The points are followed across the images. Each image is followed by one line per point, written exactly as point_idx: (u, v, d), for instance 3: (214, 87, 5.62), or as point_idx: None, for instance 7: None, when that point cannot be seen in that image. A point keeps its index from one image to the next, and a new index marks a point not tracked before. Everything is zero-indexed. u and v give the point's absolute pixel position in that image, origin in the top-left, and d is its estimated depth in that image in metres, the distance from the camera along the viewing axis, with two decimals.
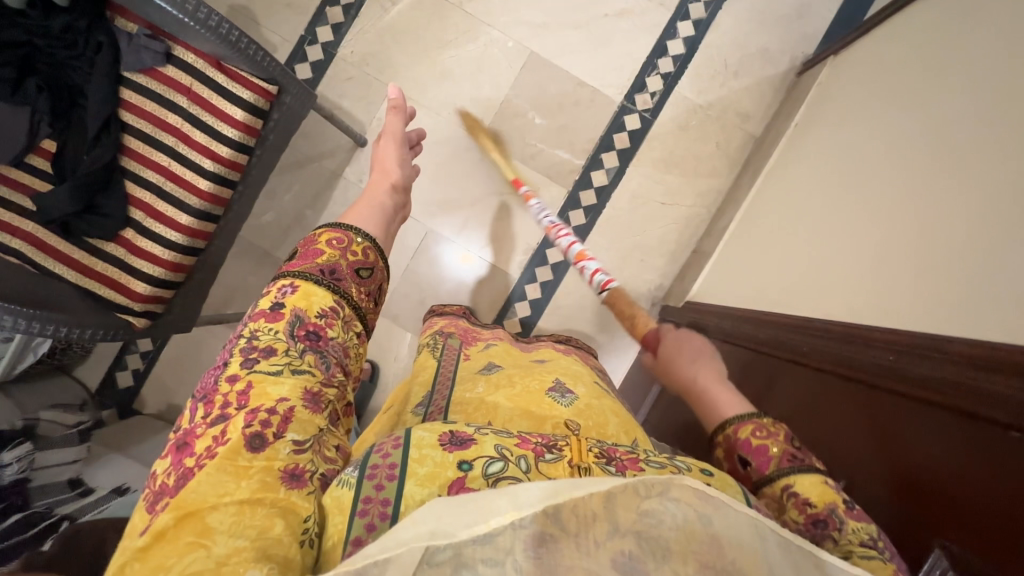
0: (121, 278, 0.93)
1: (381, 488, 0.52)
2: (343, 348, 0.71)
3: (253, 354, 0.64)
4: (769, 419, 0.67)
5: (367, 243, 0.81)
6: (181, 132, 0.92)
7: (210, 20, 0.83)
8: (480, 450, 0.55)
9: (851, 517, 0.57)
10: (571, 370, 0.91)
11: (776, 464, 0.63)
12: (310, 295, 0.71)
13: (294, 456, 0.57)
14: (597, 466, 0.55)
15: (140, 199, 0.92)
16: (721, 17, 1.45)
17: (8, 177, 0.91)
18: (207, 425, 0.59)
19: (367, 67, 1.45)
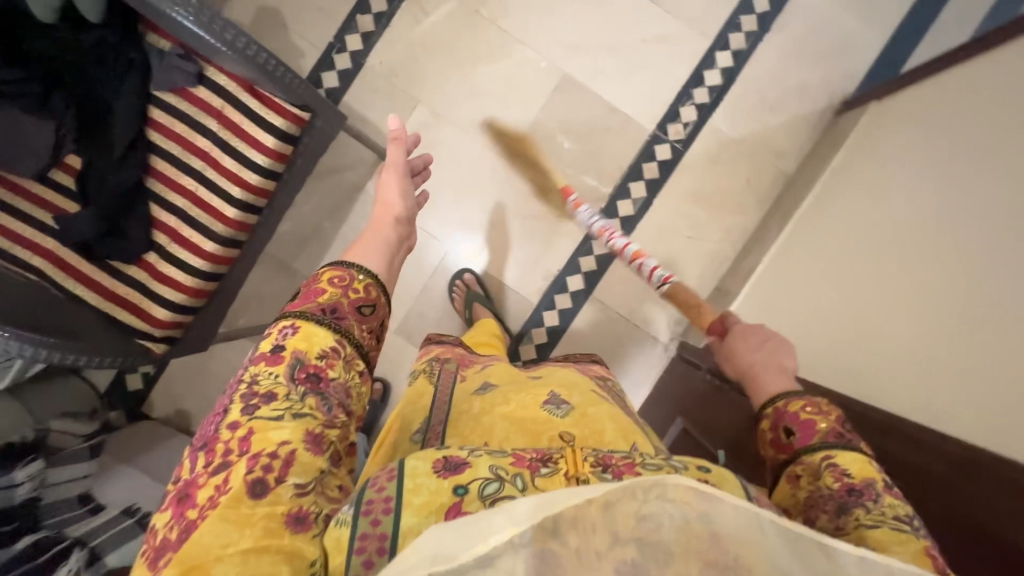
0: (143, 303, 0.90)
1: (377, 524, 0.50)
2: (345, 388, 0.68)
3: (254, 401, 0.61)
4: (822, 399, 0.69)
5: (369, 279, 0.79)
6: (210, 156, 0.88)
7: (243, 46, 0.80)
8: (475, 473, 0.53)
9: (889, 492, 0.58)
10: (567, 378, 0.85)
11: (820, 438, 0.65)
12: (311, 335, 0.68)
13: (297, 499, 0.56)
14: (594, 476, 0.53)
15: (164, 222, 0.89)
16: (761, 49, 1.41)
17: (30, 191, 0.88)
18: (208, 475, 0.57)
19: (395, 79, 1.41)
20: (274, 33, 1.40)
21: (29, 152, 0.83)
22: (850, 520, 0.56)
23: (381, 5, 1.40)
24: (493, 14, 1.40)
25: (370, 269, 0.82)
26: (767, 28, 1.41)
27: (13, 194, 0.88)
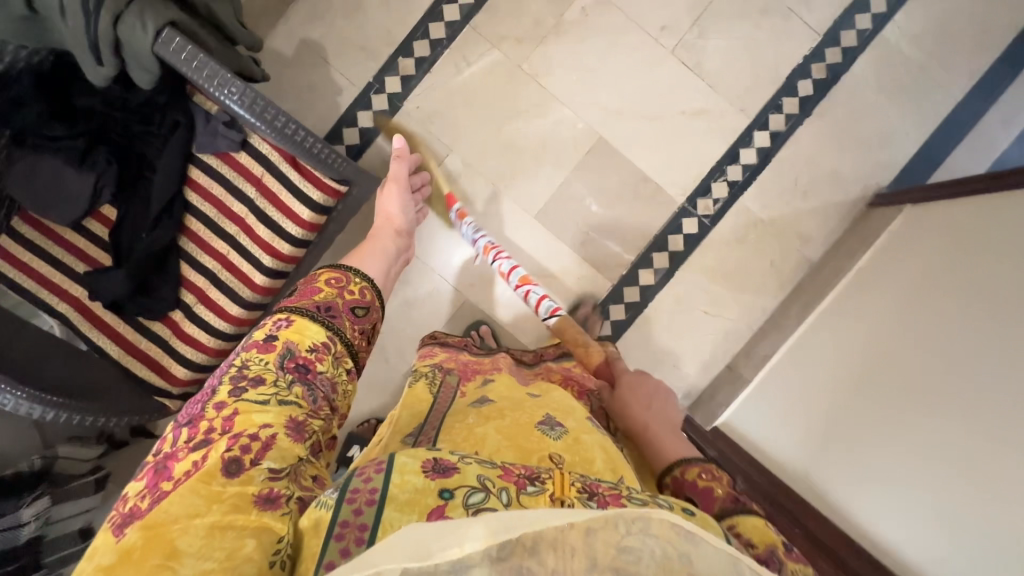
0: (164, 361, 0.91)
1: (360, 513, 0.50)
2: (330, 382, 0.76)
3: (242, 383, 0.67)
4: (713, 464, 0.72)
5: (363, 283, 0.92)
6: (245, 223, 0.89)
7: (296, 136, 0.80)
8: (462, 480, 0.52)
9: (789, 558, 0.59)
10: (564, 402, 0.84)
11: (721, 503, 0.65)
12: (304, 329, 0.77)
13: (269, 481, 0.58)
14: (578, 501, 0.51)
15: (192, 282, 0.89)
16: (801, 132, 1.40)
17: (62, 237, 0.89)
18: (189, 451, 0.60)
19: (431, 125, 1.40)
20: (313, 68, 1.39)
21: (69, 200, 0.84)
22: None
23: (423, 50, 1.39)
24: (535, 71, 1.40)
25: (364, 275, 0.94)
26: (810, 112, 1.40)
27: (47, 239, 0.89)
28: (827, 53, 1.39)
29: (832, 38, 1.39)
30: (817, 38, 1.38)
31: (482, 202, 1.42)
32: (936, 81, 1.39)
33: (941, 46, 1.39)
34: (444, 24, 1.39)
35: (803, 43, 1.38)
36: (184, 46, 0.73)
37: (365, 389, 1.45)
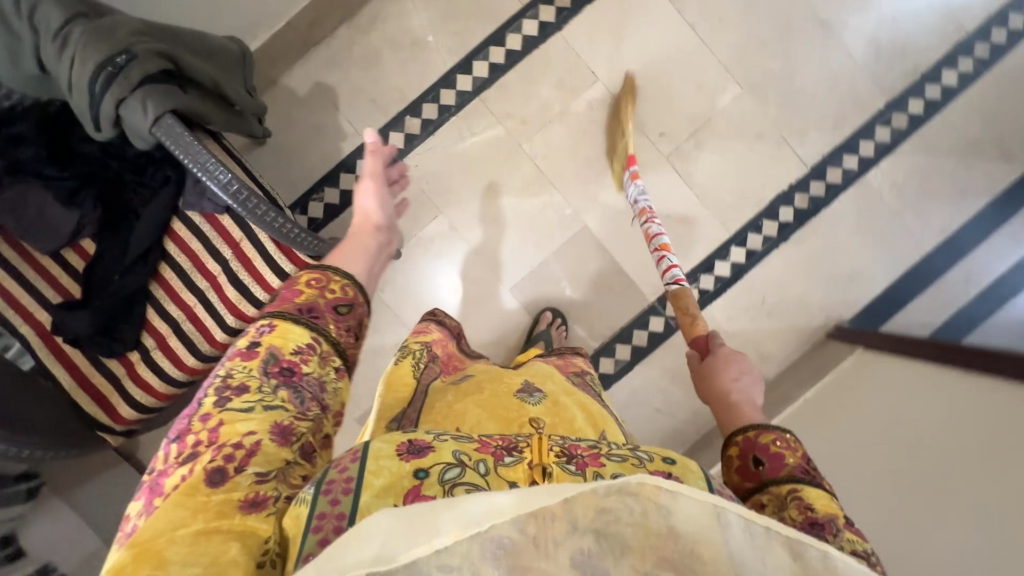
0: (112, 397, 0.93)
1: (336, 504, 0.48)
2: (320, 382, 0.69)
3: (226, 393, 0.63)
4: (789, 432, 0.67)
5: (346, 280, 0.82)
6: (216, 280, 0.92)
7: (266, 215, 0.79)
8: (437, 457, 0.51)
9: (849, 529, 0.57)
10: (539, 370, 0.88)
11: (789, 470, 0.63)
12: (286, 332, 0.70)
13: (255, 485, 0.56)
14: (558, 468, 0.50)
15: (155, 327, 0.92)
16: (775, 255, 1.46)
17: (40, 263, 0.91)
18: (177, 465, 0.58)
19: (426, 184, 1.45)
20: (323, 110, 1.44)
21: (48, 232, 0.86)
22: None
23: (431, 112, 1.44)
24: (532, 153, 1.45)
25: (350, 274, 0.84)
26: (787, 237, 1.46)
27: (24, 262, 0.91)
28: (812, 186, 1.45)
29: (818, 172, 1.45)
30: (803, 169, 1.45)
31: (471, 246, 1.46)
32: (908, 230, 1.46)
33: (918, 198, 1.46)
34: (456, 91, 1.44)
35: (791, 172, 1.45)
36: (188, 138, 0.73)
37: None
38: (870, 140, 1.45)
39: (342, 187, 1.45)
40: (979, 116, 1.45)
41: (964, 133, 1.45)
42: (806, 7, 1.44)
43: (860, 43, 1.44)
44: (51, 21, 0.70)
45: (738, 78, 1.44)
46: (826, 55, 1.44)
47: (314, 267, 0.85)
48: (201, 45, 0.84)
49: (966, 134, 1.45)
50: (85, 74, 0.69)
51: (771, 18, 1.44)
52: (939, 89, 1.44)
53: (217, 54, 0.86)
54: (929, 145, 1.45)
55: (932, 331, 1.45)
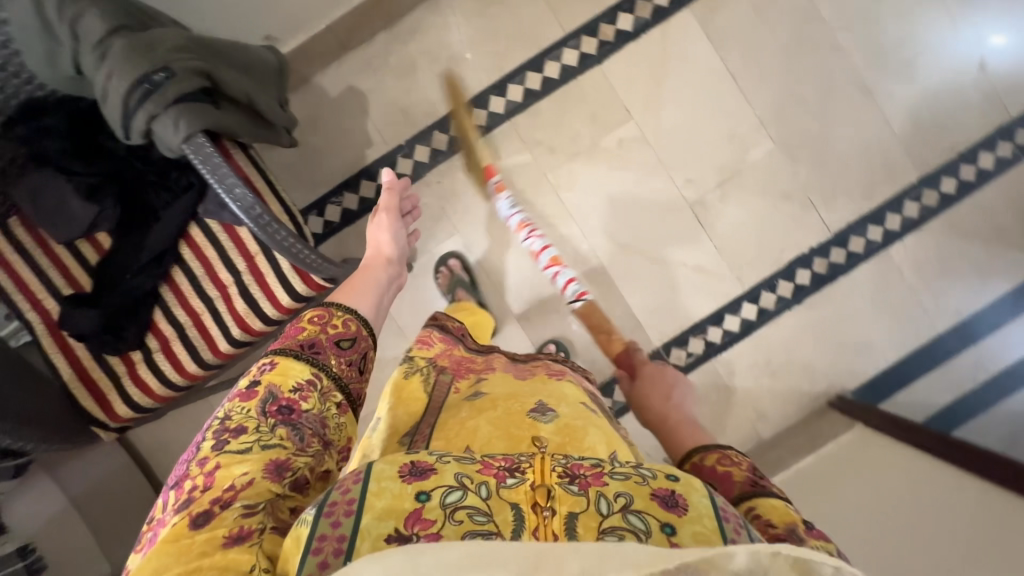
0: (110, 395, 0.92)
1: (337, 526, 0.50)
2: (318, 419, 0.70)
3: (224, 435, 0.64)
4: (732, 450, 0.71)
5: (348, 314, 0.83)
6: (226, 291, 0.91)
7: (275, 232, 0.78)
8: (439, 480, 0.52)
9: (809, 534, 0.59)
10: (555, 390, 0.81)
11: (739, 488, 0.66)
12: (286, 370, 0.71)
13: (241, 518, 0.57)
14: (560, 487, 0.52)
15: (160, 330, 0.92)
16: (786, 316, 1.44)
17: (54, 252, 0.91)
18: (174, 511, 0.59)
19: (446, 202, 1.44)
20: (351, 114, 1.43)
21: (66, 223, 0.86)
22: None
23: None
24: (556, 184, 1.44)
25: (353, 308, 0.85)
26: (800, 300, 1.44)
27: (38, 249, 0.91)
28: (832, 252, 1.44)
29: (841, 240, 1.44)
30: (826, 234, 1.43)
31: (482, 268, 1.45)
32: (924, 308, 1.44)
33: (938, 277, 1.44)
34: (487, 113, 1.43)
35: (814, 236, 1.43)
36: (216, 158, 0.71)
37: None
38: (898, 214, 1.43)
39: (362, 194, 1.44)
40: (1011, 203, 1.43)
41: (993, 219, 1.43)
42: (850, 72, 1.41)
43: (900, 115, 1.42)
44: (92, 32, 0.68)
45: (773, 135, 1.42)
46: (864, 123, 1.42)
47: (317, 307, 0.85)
48: (238, 57, 0.83)
49: (995, 220, 1.43)
50: (122, 90, 0.67)
51: (813, 79, 1.42)
52: (974, 171, 1.42)
53: (254, 67, 0.86)
54: (956, 226, 1.43)
55: (934, 413, 1.44)
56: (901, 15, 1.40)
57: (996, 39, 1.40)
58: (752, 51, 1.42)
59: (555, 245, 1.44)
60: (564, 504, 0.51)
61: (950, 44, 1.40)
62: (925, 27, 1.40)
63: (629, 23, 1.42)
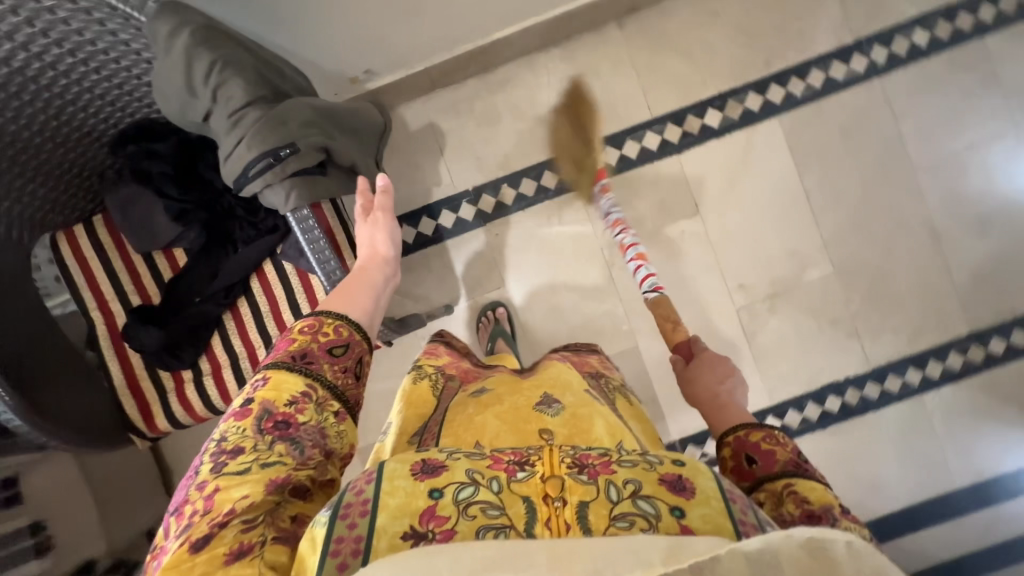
0: (153, 406, 0.94)
1: (354, 526, 0.51)
2: (320, 429, 0.65)
3: (220, 457, 0.60)
4: (777, 428, 0.70)
5: (342, 317, 0.75)
6: (286, 332, 0.93)
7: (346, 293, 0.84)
8: (451, 478, 0.53)
9: (844, 517, 0.60)
10: (561, 377, 0.85)
11: (781, 465, 0.66)
12: (280, 384, 0.66)
13: (241, 535, 0.55)
14: (570, 478, 0.52)
15: (215, 354, 0.93)
16: (807, 438, 1.44)
17: (130, 257, 0.93)
18: (173, 538, 0.56)
19: (499, 254, 1.45)
20: (425, 149, 1.44)
21: (150, 235, 0.89)
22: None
23: (529, 189, 1.44)
24: (610, 259, 1.44)
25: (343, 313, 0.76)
26: (825, 425, 1.44)
27: (116, 252, 0.93)
28: (867, 386, 1.43)
29: (877, 375, 1.43)
30: (864, 367, 1.43)
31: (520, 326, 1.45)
32: (944, 458, 1.43)
33: (966, 432, 1.43)
34: (559, 177, 1.44)
35: (851, 366, 1.43)
36: (315, 232, 0.79)
37: None
38: (940, 362, 1.43)
39: (419, 230, 1.45)
40: None
41: None
42: (924, 215, 1.41)
43: (963, 267, 1.41)
44: (233, 97, 0.68)
45: (833, 260, 1.42)
46: (926, 266, 1.42)
47: (309, 316, 0.78)
48: (351, 121, 0.84)
49: None
50: (247, 159, 0.68)
51: (886, 213, 1.41)
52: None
53: (361, 130, 0.87)
54: (994, 386, 1.43)
55: (934, 566, 1.43)
56: (985, 169, 1.40)
57: None
58: (831, 173, 1.41)
59: (596, 319, 1.45)
60: (576, 494, 0.51)
61: None
62: (1006, 185, 1.40)
63: (716, 121, 1.42)
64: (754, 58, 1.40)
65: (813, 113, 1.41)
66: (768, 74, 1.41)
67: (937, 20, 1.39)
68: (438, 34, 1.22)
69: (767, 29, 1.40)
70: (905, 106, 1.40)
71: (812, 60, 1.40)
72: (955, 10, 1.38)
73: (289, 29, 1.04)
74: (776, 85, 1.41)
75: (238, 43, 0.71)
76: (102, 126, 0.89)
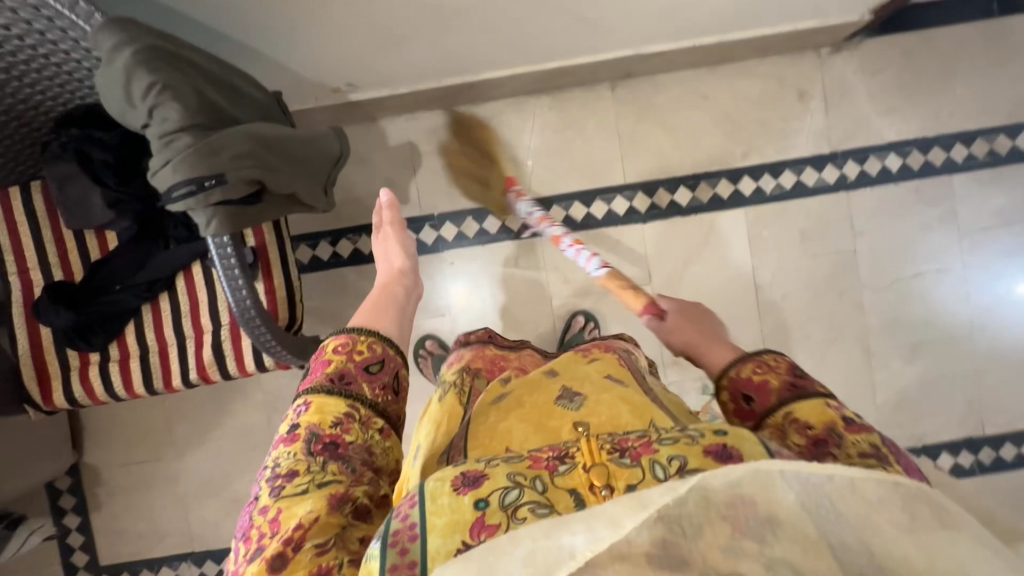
0: (54, 382, 0.94)
1: (406, 553, 0.51)
2: (366, 448, 0.71)
3: (279, 482, 0.65)
4: (768, 355, 0.72)
5: (371, 335, 0.81)
6: (201, 335, 0.94)
7: (253, 321, 0.83)
8: (493, 484, 0.54)
9: (850, 430, 0.62)
10: (579, 367, 0.83)
11: (776, 396, 0.68)
12: (323, 408, 0.72)
13: (316, 557, 0.59)
14: (613, 465, 0.55)
15: (126, 343, 0.94)
16: None
17: (60, 230, 0.93)
18: (248, 561, 0.60)
19: (452, 283, 1.47)
20: (400, 167, 1.45)
21: (83, 215, 0.88)
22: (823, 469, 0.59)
23: (492, 226, 1.46)
24: (557, 310, 1.46)
25: (369, 327, 0.83)
26: None
27: (46, 222, 0.93)
28: None
29: None
30: None
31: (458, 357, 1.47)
32: None
33: None
34: (522, 221, 1.45)
35: None
36: (232, 260, 0.78)
37: (233, 432, 1.48)
38: None
39: None
40: None
41: None
42: (862, 330, 1.46)
43: (888, 387, 1.46)
44: (168, 119, 0.71)
45: None
46: (852, 380, 1.46)
47: (336, 330, 0.82)
48: (305, 149, 0.86)
49: None
50: (172, 180, 0.71)
51: (826, 322, 1.46)
52: (931, 465, 1.46)
53: (317, 154, 0.89)
54: None
55: None
56: (928, 299, 1.45)
57: (997, 360, 1.45)
58: (783, 273, 1.45)
59: None
60: (621, 478, 0.54)
61: (957, 344, 1.45)
62: (945, 318, 1.45)
63: (685, 200, 1.45)
64: (732, 148, 1.43)
65: (777, 213, 1.44)
66: (743, 165, 1.44)
67: (912, 149, 1.43)
68: (428, 65, 1.23)
69: (750, 123, 1.43)
70: (864, 224, 1.44)
71: (786, 162, 1.43)
72: (931, 143, 1.43)
73: (275, 36, 1.04)
74: (748, 177, 1.44)
75: (187, 65, 0.73)
76: (51, 103, 0.90)
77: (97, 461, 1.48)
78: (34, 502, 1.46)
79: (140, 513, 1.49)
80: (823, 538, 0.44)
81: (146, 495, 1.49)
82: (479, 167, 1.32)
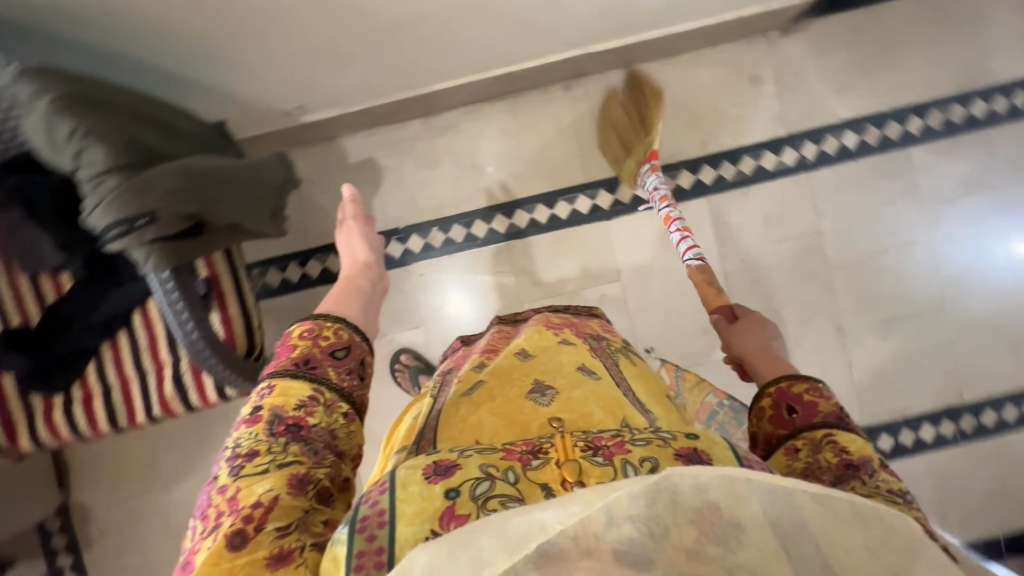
0: (19, 424, 0.96)
1: (374, 539, 0.51)
2: (330, 431, 0.70)
3: (237, 461, 0.64)
4: (822, 383, 0.73)
5: (337, 322, 0.82)
6: (161, 368, 0.99)
7: (203, 353, 0.84)
8: (465, 474, 0.54)
9: (883, 470, 0.63)
10: (554, 358, 0.83)
11: (822, 416, 0.69)
12: (286, 391, 0.71)
13: (278, 540, 0.57)
14: (584, 462, 0.55)
15: (88, 382, 0.98)
16: None
17: (11, 277, 0.93)
18: (204, 538, 0.59)
19: (423, 294, 1.47)
20: (362, 184, 1.45)
21: (35, 258, 0.88)
22: (844, 488, 0.61)
23: (458, 235, 1.46)
24: None
25: (338, 316, 0.84)
26: None
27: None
28: None
29: None
30: None
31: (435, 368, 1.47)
32: None
33: None
34: (489, 227, 1.46)
35: None
36: (176, 295, 0.79)
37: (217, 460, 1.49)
38: None
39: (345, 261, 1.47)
40: (936, 480, 1.47)
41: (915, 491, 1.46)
42: (833, 309, 1.46)
43: (864, 364, 1.47)
44: (95, 162, 0.74)
45: None
46: (828, 360, 1.46)
47: (306, 317, 0.83)
48: (245, 180, 0.89)
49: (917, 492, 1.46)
50: (104, 220, 0.72)
51: (797, 304, 1.46)
52: (913, 438, 1.47)
53: (257, 184, 0.93)
54: None
55: None
56: (898, 274, 1.45)
57: (971, 329, 1.46)
58: (750, 258, 1.46)
59: None
60: (593, 476, 0.54)
61: (929, 316, 1.46)
62: (915, 291, 1.45)
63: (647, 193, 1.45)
64: (689, 139, 1.44)
65: (740, 200, 1.45)
66: (702, 154, 1.44)
67: (869, 125, 1.44)
68: (378, 82, 1.24)
69: (705, 113, 1.44)
70: (827, 204, 1.45)
71: (745, 148, 1.44)
72: (886, 118, 1.43)
73: (217, 66, 1.05)
74: (708, 166, 1.45)
75: (107, 113, 0.78)
76: None
77: (83, 499, 1.49)
78: (23, 545, 1.47)
79: (131, 547, 1.49)
80: (782, 548, 0.43)
81: (135, 530, 1.49)
82: (635, 131, 1.37)
